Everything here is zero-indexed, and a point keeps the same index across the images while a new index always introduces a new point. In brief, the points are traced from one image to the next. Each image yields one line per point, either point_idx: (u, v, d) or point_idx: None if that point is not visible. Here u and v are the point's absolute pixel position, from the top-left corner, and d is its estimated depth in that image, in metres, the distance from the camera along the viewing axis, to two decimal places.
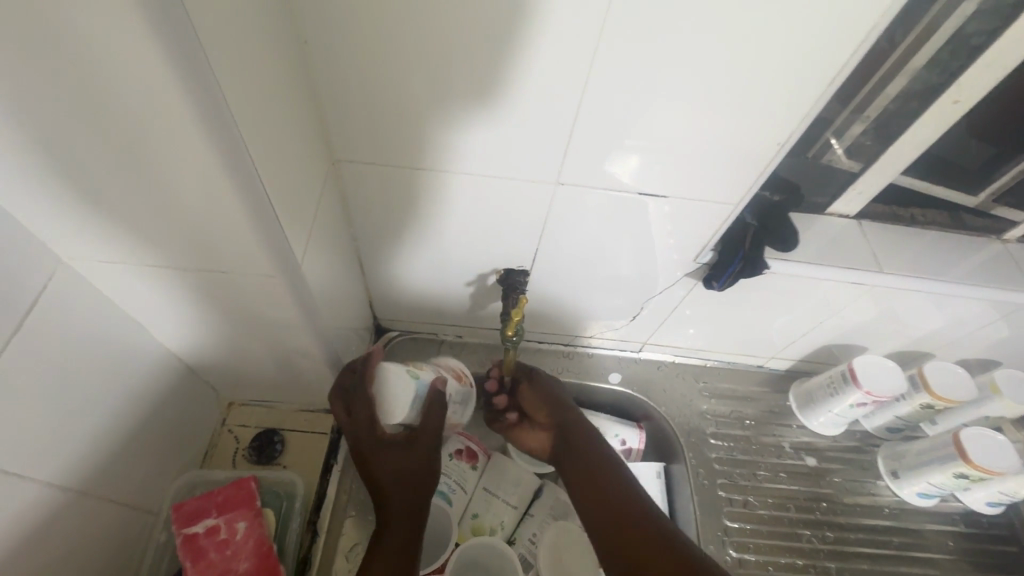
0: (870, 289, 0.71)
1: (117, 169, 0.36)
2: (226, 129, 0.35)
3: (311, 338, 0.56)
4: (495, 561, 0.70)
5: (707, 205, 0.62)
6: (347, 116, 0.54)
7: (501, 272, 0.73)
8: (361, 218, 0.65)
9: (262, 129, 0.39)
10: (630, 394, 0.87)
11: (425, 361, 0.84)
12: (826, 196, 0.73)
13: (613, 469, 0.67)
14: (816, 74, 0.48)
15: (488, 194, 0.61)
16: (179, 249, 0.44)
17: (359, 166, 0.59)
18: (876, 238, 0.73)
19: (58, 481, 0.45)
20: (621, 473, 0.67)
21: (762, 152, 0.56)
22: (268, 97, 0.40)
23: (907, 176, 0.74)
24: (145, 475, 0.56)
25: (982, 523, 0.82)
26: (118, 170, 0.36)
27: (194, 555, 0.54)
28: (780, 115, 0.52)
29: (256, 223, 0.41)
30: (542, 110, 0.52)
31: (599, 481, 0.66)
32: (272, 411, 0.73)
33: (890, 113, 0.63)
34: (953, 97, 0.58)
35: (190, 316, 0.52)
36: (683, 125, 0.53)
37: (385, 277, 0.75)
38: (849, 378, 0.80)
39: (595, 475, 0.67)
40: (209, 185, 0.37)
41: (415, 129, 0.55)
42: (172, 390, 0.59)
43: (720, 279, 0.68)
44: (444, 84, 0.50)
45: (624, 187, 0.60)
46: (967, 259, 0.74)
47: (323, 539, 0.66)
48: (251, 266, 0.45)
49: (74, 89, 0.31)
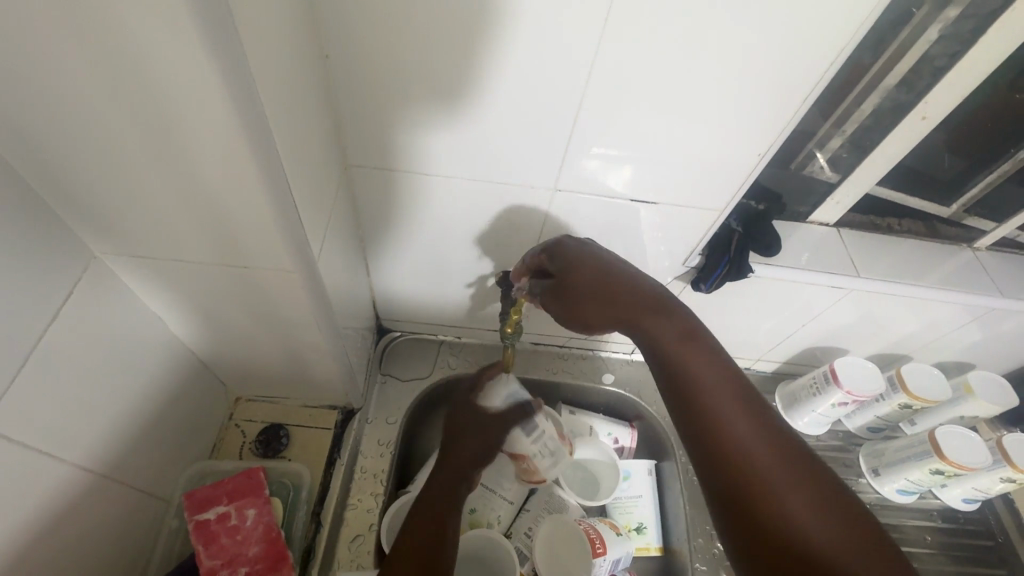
0: (849, 292, 0.75)
1: (155, 170, 0.40)
2: (262, 135, 0.38)
3: (321, 332, 0.59)
4: (492, 554, 0.73)
5: (696, 211, 0.66)
6: (361, 124, 0.57)
7: (500, 273, 0.76)
8: (369, 220, 0.69)
9: (288, 136, 0.43)
10: (623, 394, 0.90)
11: (426, 360, 0.87)
12: (807, 205, 0.77)
13: (707, 380, 0.51)
14: (795, 91, 0.52)
15: (491, 199, 0.65)
16: (204, 245, 0.47)
17: (370, 172, 0.62)
18: (854, 245, 0.77)
19: (83, 463, 0.48)
20: (709, 379, 0.51)
21: (746, 162, 0.60)
22: (294, 106, 0.44)
23: (883, 187, 0.79)
24: (159, 464, 0.59)
25: (959, 519, 0.85)
26: (157, 170, 0.40)
27: (205, 540, 0.56)
28: (764, 128, 0.56)
29: (280, 222, 0.44)
30: (544, 118, 0.56)
31: (685, 394, 0.51)
32: (278, 406, 0.75)
33: (865, 128, 0.68)
34: (922, 114, 0.63)
35: (208, 310, 0.55)
36: (674, 135, 0.57)
37: (390, 278, 0.78)
38: (830, 378, 0.83)
39: (688, 384, 0.51)
40: (240, 186, 0.41)
41: (424, 137, 0.58)
42: (186, 382, 0.61)
43: (706, 281, 0.72)
44: (454, 96, 0.54)
45: (618, 193, 0.64)
46: (941, 265, 0.79)
47: (327, 530, 0.69)
48: (271, 263, 0.48)
49: (126, 98, 0.35)
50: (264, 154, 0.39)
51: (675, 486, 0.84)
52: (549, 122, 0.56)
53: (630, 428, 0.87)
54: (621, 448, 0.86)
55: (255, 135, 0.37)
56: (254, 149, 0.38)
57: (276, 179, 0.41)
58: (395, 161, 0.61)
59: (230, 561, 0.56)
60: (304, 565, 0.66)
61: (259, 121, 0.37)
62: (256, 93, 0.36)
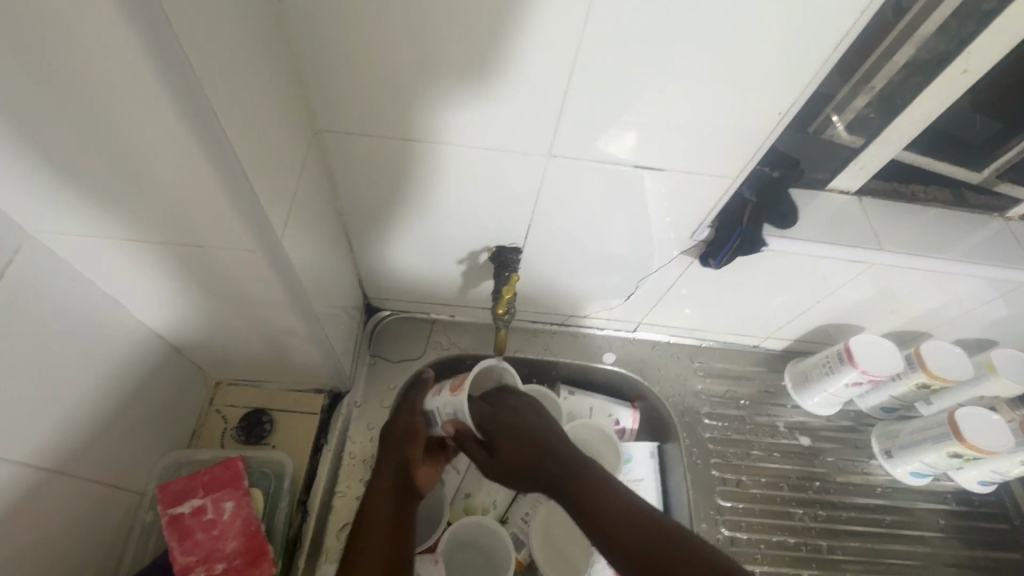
0: (870, 267, 0.69)
1: (78, 137, 0.34)
2: (191, 89, 0.32)
3: (295, 315, 0.55)
4: (487, 541, 0.70)
5: (704, 179, 0.60)
6: (329, 83, 0.51)
7: (493, 249, 0.71)
8: (348, 191, 0.63)
9: (232, 92, 0.37)
10: (624, 374, 0.86)
11: (417, 340, 0.83)
12: (827, 171, 0.71)
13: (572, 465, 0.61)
14: (819, 42, 0.46)
15: (478, 167, 0.59)
16: (152, 221, 0.42)
17: (343, 138, 0.57)
18: (877, 215, 0.71)
19: (32, 463, 0.44)
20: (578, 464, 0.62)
21: (763, 123, 0.53)
22: (239, 57, 0.38)
23: (910, 151, 0.73)
24: (125, 456, 0.55)
25: (973, 501, 0.82)
26: (80, 138, 0.34)
27: (180, 535, 0.54)
28: (783, 83, 0.49)
29: (230, 194, 0.39)
30: (532, 77, 0.49)
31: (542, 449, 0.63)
32: (261, 390, 0.71)
33: (895, 84, 0.61)
34: (964, 66, 0.56)
35: (170, 292, 0.51)
36: (682, 93, 0.51)
37: (375, 254, 0.73)
38: (845, 357, 0.79)
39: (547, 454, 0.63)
40: (178, 154, 0.35)
41: (400, 98, 0.52)
42: (154, 369, 0.57)
43: (716, 256, 0.67)
44: (431, 50, 0.48)
45: (618, 160, 0.58)
46: (970, 236, 0.73)
47: (314, 517, 0.67)
48: (229, 240, 0.43)
49: (23, 47, 0.29)
50: (198, 112, 0.33)
51: (678, 469, 0.80)
52: (538, 80, 0.50)
53: (632, 408, 0.82)
54: (622, 430, 0.81)
55: (182, 89, 0.32)
56: (182, 105, 0.32)
57: (216, 142, 0.35)
58: (371, 125, 0.55)
59: (207, 557, 0.54)
60: (291, 557, 0.64)
61: (186, 72, 0.31)
62: (176, 36, 0.30)
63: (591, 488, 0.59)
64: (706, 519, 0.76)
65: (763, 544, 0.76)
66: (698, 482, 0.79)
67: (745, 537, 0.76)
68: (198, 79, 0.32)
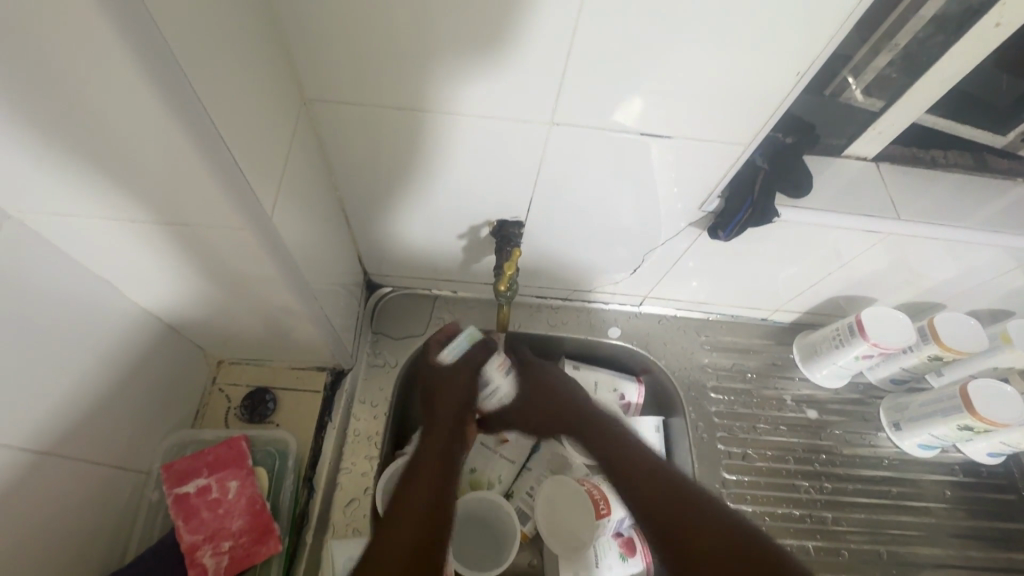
0: (885, 238, 0.67)
1: (44, 115, 0.32)
2: (153, 50, 0.30)
3: (292, 294, 0.54)
4: (494, 515, 0.70)
5: (713, 146, 0.57)
6: (315, 48, 0.48)
7: (494, 223, 0.69)
8: (342, 164, 0.61)
9: (203, 53, 0.34)
10: (630, 348, 0.85)
11: (420, 317, 0.82)
12: (843, 136, 0.68)
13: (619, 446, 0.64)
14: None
15: (477, 136, 0.56)
16: (135, 199, 0.40)
17: (334, 107, 0.54)
18: (894, 183, 0.68)
19: (31, 445, 0.44)
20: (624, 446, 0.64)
21: (779, 85, 0.50)
22: (211, 18, 0.35)
23: (931, 114, 0.69)
24: (126, 437, 0.55)
25: (980, 472, 0.82)
26: (46, 115, 0.32)
27: (186, 514, 0.55)
28: (800, 42, 0.46)
29: (212, 169, 0.37)
30: (530, 43, 0.47)
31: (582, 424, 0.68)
32: (263, 369, 0.71)
33: (919, 41, 0.57)
34: (996, 19, 0.53)
35: (159, 272, 0.49)
36: (692, 55, 0.47)
37: (373, 229, 0.71)
38: (856, 330, 0.77)
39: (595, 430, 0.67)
40: (155, 130, 0.34)
41: (392, 64, 0.49)
42: (151, 349, 0.57)
43: (726, 228, 0.65)
44: (422, 13, 0.45)
45: (625, 128, 0.55)
46: (992, 203, 0.70)
47: (320, 494, 0.67)
48: (216, 218, 0.42)
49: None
50: (166, 76, 0.31)
51: (683, 442, 0.80)
52: (539, 43, 0.47)
53: (638, 382, 0.81)
54: (628, 404, 0.80)
55: (146, 49, 0.30)
56: (148, 69, 0.30)
57: (189, 110, 0.33)
58: (362, 92, 0.52)
59: (213, 535, 0.55)
60: (298, 532, 0.64)
61: (147, 31, 0.29)
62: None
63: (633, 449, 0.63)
64: (711, 492, 0.76)
65: (767, 516, 0.76)
66: (704, 456, 0.79)
67: (750, 509, 0.76)
68: (161, 36, 0.30)
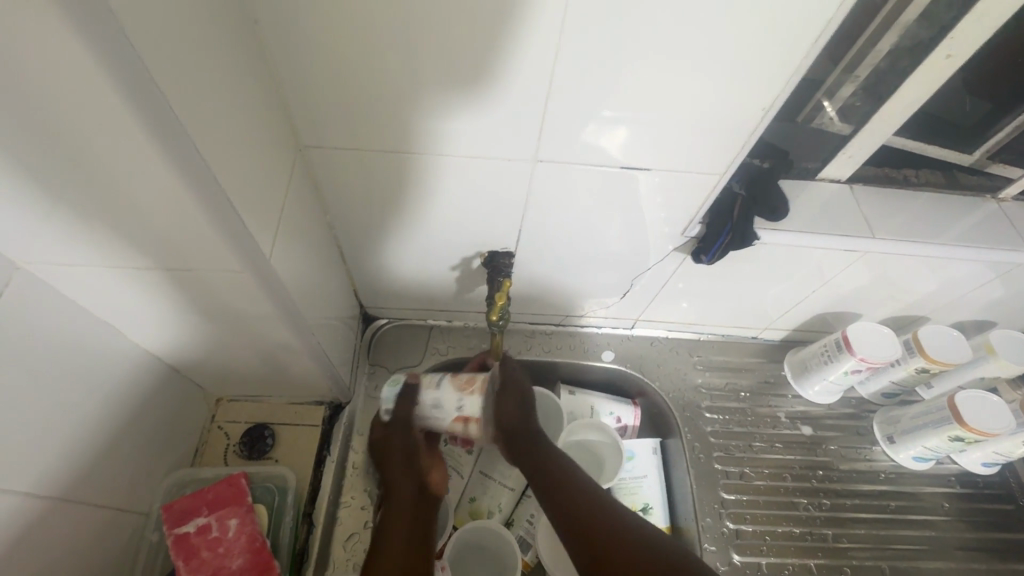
0: (863, 255, 0.69)
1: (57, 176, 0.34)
2: (159, 111, 0.32)
3: (288, 330, 0.55)
4: (493, 545, 0.70)
5: (690, 176, 0.60)
6: (312, 100, 0.51)
7: (485, 255, 0.71)
8: (338, 204, 0.63)
9: (205, 111, 0.37)
10: (624, 371, 0.86)
11: (416, 347, 0.83)
12: (817, 160, 0.71)
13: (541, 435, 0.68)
14: (798, 40, 0.46)
15: (468, 175, 0.59)
16: (140, 248, 0.42)
17: (329, 152, 0.57)
18: (868, 203, 0.71)
19: (35, 489, 0.45)
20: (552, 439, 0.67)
21: (747, 117, 0.53)
22: (213, 77, 0.38)
23: (900, 137, 0.72)
24: (127, 477, 0.56)
25: (976, 483, 0.83)
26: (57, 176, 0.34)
27: (186, 554, 0.55)
28: (765, 79, 0.49)
29: (211, 215, 0.39)
30: (514, 91, 0.50)
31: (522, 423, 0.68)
32: (261, 405, 0.72)
33: (882, 70, 0.61)
34: (947, 51, 0.56)
35: (160, 315, 0.51)
36: (664, 90, 0.50)
37: (368, 264, 0.73)
38: (842, 345, 0.79)
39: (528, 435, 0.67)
40: (162, 186, 0.36)
41: (385, 114, 0.52)
42: (152, 389, 0.58)
43: (708, 253, 0.67)
44: (411, 67, 0.48)
45: (608, 159, 0.58)
46: (964, 218, 0.72)
47: (320, 530, 0.67)
48: (217, 263, 0.44)
49: None
50: (171, 135, 0.34)
51: (680, 462, 0.81)
52: (520, 85, 0.50)
53: (633, 405, 0.82)
54: (624, 427, 0.81)
55: (152, 111, 0.32)
56: (156, 129, 0.33)
57: (194, 162, 0.36)
58: (354, 137, 0.55)
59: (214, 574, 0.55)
60: (298, 569, 0.64)
61: (153, 94, 0.32)
62: (142, 59, 0.30)
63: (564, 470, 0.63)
64: (711, 513, 0.76)
65: (768, 536, 0.76)
66: (701, 476, 0.79)
67: (750, 529, 0.76)
68: (167, 100, 0.33)
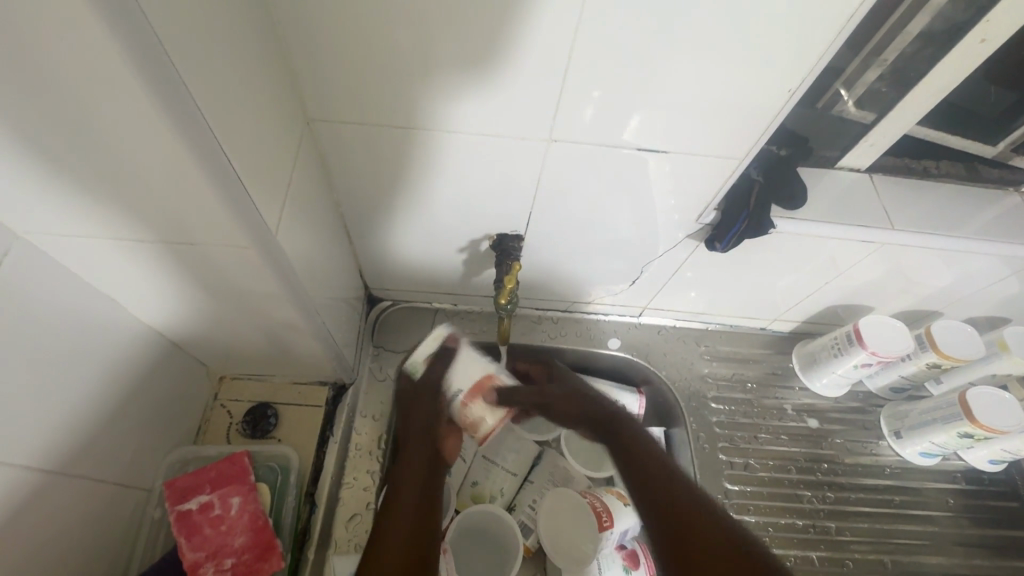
0: (880, 247, 0.68)
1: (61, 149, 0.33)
2: (166, 76, 0.31)
3: (294, 309, 0.54)
4: (494, 529, 0.70)
5: (710, 160, 0.58)
6: (321, 71, 0.49)
7: (494, 237, 0.69)
8: (345, 180, 0.62)
9: (212, 80, 0.35)
10: (630, 360, 0.85)
11: (422, 330, 0.83)
12: (837, 149, 0.69)
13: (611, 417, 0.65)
14: (826, 21, 0.44)
15: (482, 153, 0.57)
16: (142, 220, 0.41)
17: (337, 126, 0.55)
18: (888, 193, 0.69)
19: (34, 463, 0.44)
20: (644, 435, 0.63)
21: (771, 101, 0.51)
22: (220, 45, 0.36)
23: (923, 126, 0.70)
24: (129, 453, 0.56)
25: (982, 480, 0.82)
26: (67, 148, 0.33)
27: (188, 531, 0.55)
28: (791, 61, 0.47)
29: (219, 191, 0.38)
30: (533, 63, 0.48)
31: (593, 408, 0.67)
32: (264, 384, 0.71)
33: (908, 56, 0.59)
34: (980, 36, 0.55)
35: (160, 291, 0.50)
36: (687, 71, 0.48)
37: (375, 243, 0.72)
38: (854, 338, 0.78)
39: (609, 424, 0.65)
40: (171, 162, 0.35)
41: (398, 88, 0.51)
42: (153, 366, 0.57)
43: (723, 240, 0.65)
44: (426, 39, 0.46)
45: (623, 142, 0.56)
46: (986, 212, 0.70)
47: (322, 511, 0.67)
48: (221, 237, 0.42)
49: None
50: (177, 108, 0.32)
51: (685, 452, 0.80)
52: (534, 61, 0.47)
53: (638, 394, 0.82)
54: None
55: (159, 77, 0.30)
56: (162, 101, 0.31)
57: (201, 137, 0.34)
58: (364, 111, 0.53)
59: (215, 552, 0.55)
60: (299, 549, 0.64)
61: (159, 61, 0.30)
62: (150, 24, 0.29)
63: (660, 475, 0.57)
64: None
65: (770, 526, 0.76)
66: (706, 466, 0.79)
67: (753, 520, 0.76)
68: (175, 64, 0.31)
